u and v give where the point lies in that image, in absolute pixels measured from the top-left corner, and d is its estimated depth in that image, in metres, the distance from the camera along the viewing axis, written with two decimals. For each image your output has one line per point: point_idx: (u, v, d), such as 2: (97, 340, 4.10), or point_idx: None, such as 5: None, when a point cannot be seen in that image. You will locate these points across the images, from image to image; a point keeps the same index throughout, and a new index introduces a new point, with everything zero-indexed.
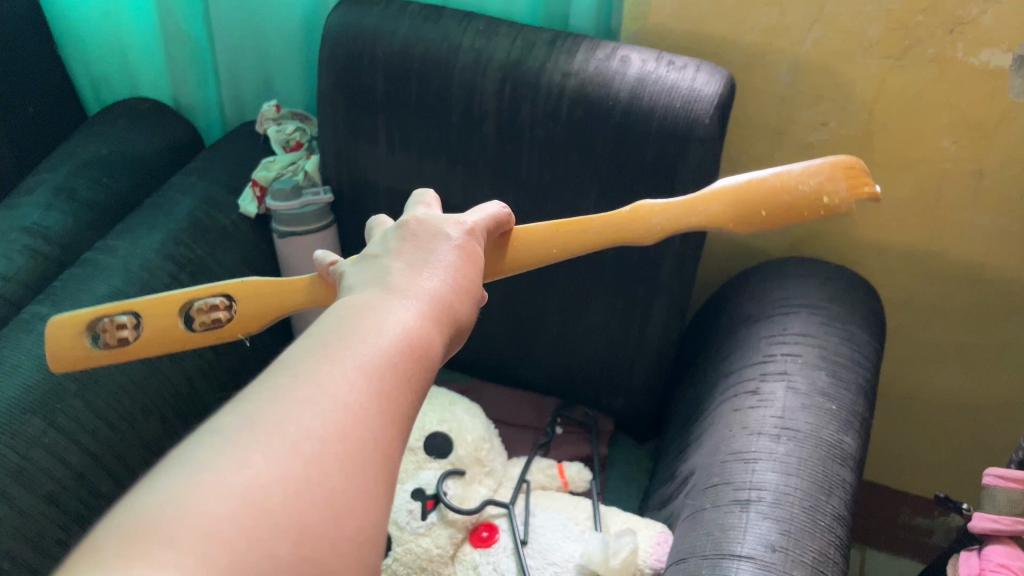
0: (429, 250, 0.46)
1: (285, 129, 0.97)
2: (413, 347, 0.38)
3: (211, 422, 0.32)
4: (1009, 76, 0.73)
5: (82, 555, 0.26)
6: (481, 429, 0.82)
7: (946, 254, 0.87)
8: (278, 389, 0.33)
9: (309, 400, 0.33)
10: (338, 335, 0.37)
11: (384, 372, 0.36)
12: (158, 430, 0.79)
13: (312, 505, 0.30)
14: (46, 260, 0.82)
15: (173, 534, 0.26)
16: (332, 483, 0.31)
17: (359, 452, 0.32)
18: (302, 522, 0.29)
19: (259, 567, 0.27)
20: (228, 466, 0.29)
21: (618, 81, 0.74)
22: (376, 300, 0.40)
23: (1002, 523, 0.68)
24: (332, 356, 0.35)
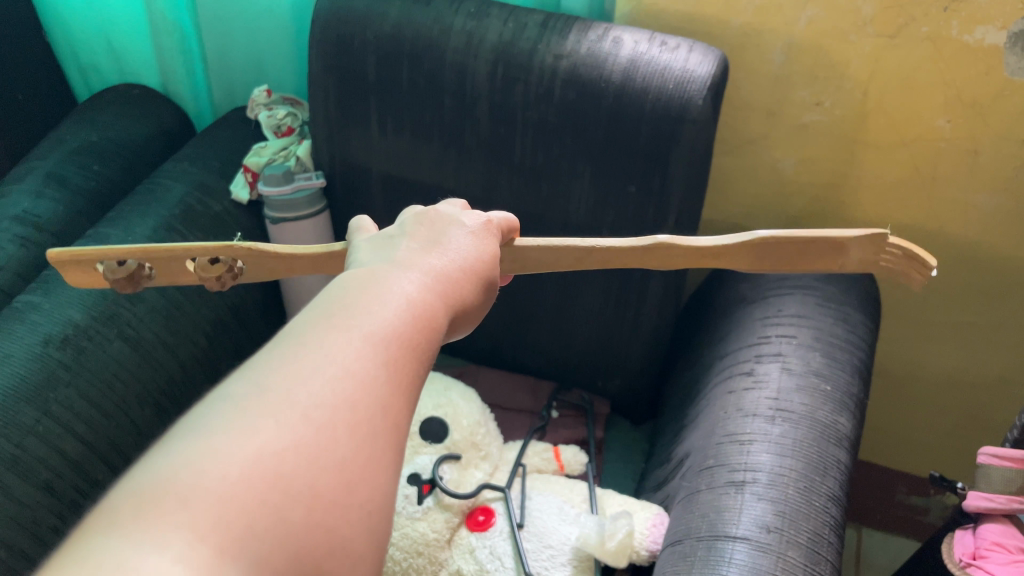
0: (445, 235, 0.47)
1: (277, 114, 0.96)
2: (419, 314, 0.38)
3: (218, 393, 0.32)
4: (1004, 55, 0.73)
5: (93, 520, 0.26)
6: (477, 413, 0.82)
7: (940, 233, 0.87)
8: (286, 358, 0.33)
9: (317, 367, 0.33)
10: (341, 303, 0.37)
11: (390, 338, 0.36)
12: (152, 417, 0.79)
13: (322, 471, 0.29)
14: (38, 249, 0.82)
15: (185, 496, 0.26)
16: (341, 451, 0.30)
17: (367, 421, 0.32)
18: (314, 487, 0.29)
19: (270, 533, 0.27)
20: (239, 432, 0.29)
21: (610, 62, 0.73)
22: (383, 271, 0.41)
23: (998, 502, 0.69)
24: (336, 324, 0.35)
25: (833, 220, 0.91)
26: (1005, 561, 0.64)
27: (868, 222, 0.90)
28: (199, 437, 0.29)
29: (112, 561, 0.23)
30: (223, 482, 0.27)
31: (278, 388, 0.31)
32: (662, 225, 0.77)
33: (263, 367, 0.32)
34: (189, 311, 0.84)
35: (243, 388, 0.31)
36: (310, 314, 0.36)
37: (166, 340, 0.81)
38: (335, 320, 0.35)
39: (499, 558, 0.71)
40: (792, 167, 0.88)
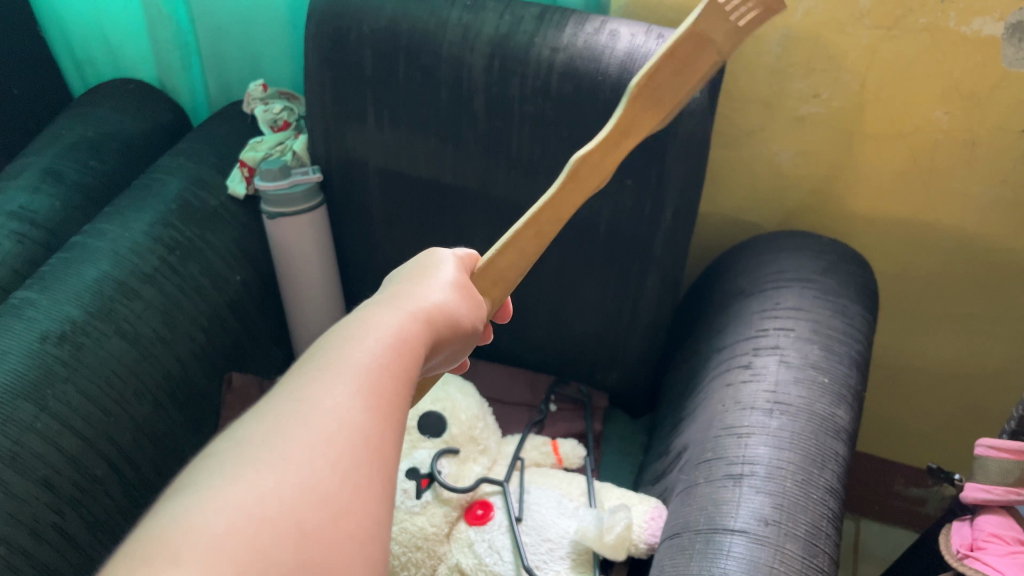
0: (429, 277, 0.48)
1: (272, 108, 0.96)
2: (401, 344, 0.39)
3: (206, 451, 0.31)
4: (1002, 45, 0.73)
5: None
6: (475, 407, 0.82)
7: (938, 225, 0.87)
8: (270, 410, 0.33)
9: (300, 414, 0.32)
10: (331, 346, 0.37)
11: (373, 372, 0.36)
12: (150, 413, 0.79)
13: (311, 509, 0.29)
14: (34, 245, 0.82)
15: (177, 551, 0.25)
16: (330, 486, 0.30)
17: (354, 454, 0.32)
18: (301, 525, 0.28)
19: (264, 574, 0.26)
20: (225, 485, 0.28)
21: (607, 56, 0.73)
22: (366, 308, 0.41)
23: (995, 493, 0.69)
24: (318, 365, 0.35)
25: (830, 212, 0.91)
26: (1003, 552, 0.65)
27: (867, 214, 0.90)
28: (189, 492, 0.28)
29: None
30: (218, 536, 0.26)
31: (266, 436, 0.31)
32: (659, 218, 0.77)
33: (255, 426, 0.32)
34: (186, 307, 0.84)
35: (234, 447, 0.31)
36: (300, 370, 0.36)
37: (164, 336, 0.81)
38: (322, 368, 0.35)
39: (498, 551, 0.71)
40: (789, 160, 0.88)
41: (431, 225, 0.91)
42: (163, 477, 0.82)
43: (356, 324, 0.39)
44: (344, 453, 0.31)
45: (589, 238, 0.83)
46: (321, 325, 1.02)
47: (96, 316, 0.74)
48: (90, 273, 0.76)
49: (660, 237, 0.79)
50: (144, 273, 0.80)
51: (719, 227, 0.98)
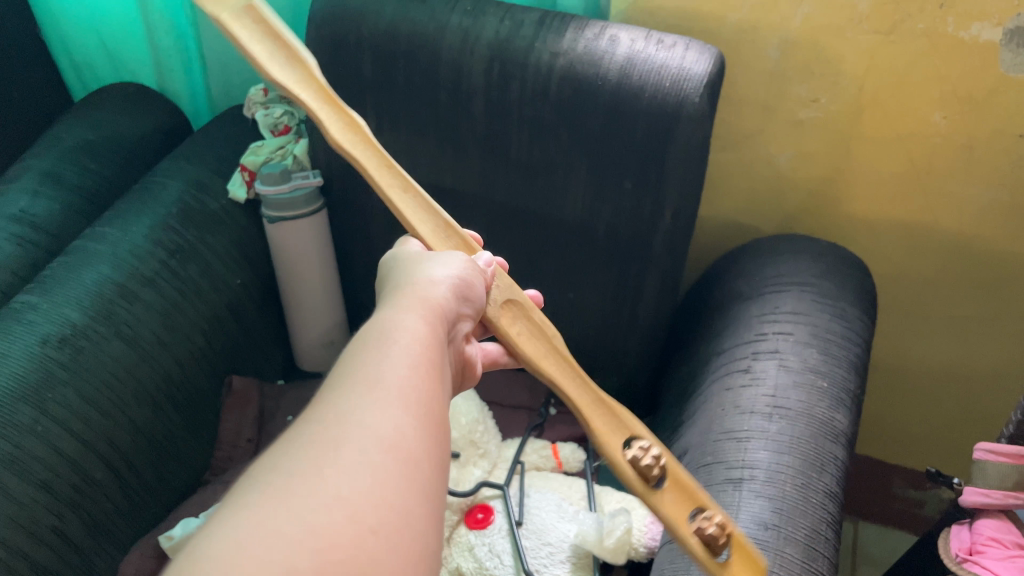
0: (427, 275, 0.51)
1: (274, 112, 0.96)
2: (429, 353, 0.41)
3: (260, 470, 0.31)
4: (999, 50, 0.73)
5: None
6: (475, 411, 0.82)
7: (936, 228, 0.88)
8: (319, 429, 0.33)
9: (350, 435, 0.33)
10: (373, 359, 0.38)
11: (411, 390, 0.37)
12: (150, 416, 0.79)
13: (376, 532, 0.30)
14: (34, 248, 0.82)
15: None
16: (390, 508, 0.31)
17: (405, 478, 0.33)
18: (370, 550, 0.29)
19: None
20: (294, 507, 0.29)
21: (607, 60, 0.73)
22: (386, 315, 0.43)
23: (994, 497, 0.69)
24: (361, 385, 0.36)
25: (829, 215, 0.92)
26: (1002, 556, 0.65)
27: (865, 218, 0.90)
28: (256, 514, 0.28)
29: None
30: (281, 561, 0.26)
31: (322, 453, 0.32)
32: (659, 222, 0.78)
33: (304, 439, 0.33)
34: (186, 310, 0.84)
35: (291, 457, 0.32)
36: (340, 384, 0.37)
37: (164, 339, 0.81)
38: (361, 386, 0.36)
39: (498, 555, 0.71)
40: (788, 162, 0.89)
41: None
42: (162, 480, 0.82)
43: (377, 336, 0.41)
44: (395, 482, 0.32)
45: (588, 242, 0.83)
46: (322, 327, 1.03)
47: (96, 319, 0.74)
48: (90, 276, 0.76)
49: (660, 241, 0.79)
50: (144, 276, 0.80)
51: (718, 230, 0.98)
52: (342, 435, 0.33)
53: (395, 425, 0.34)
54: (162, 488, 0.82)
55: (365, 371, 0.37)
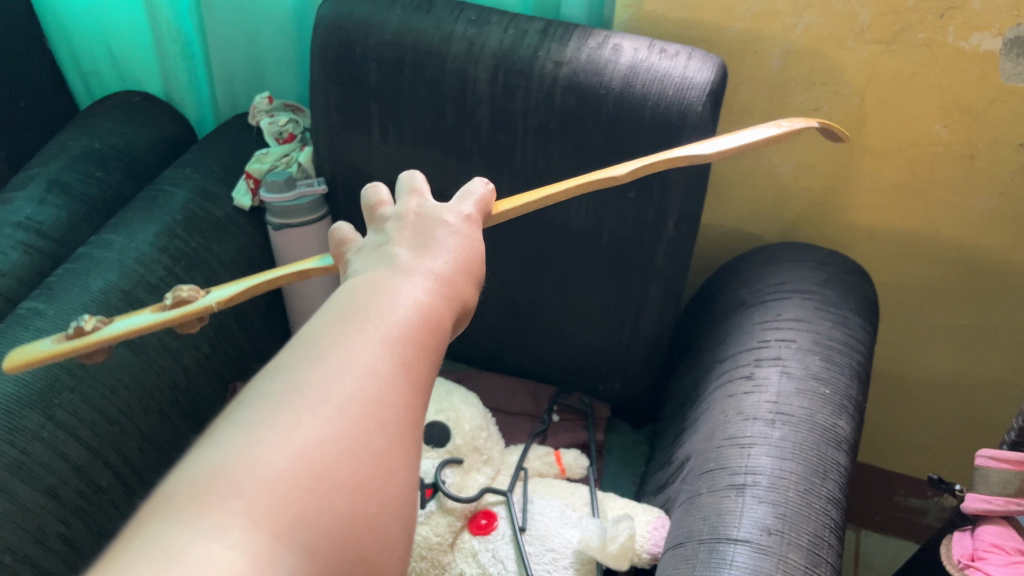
0: (437, 229, 0.45)
1: (278, 120, 0.97)
2: (426, 321, 0.39)
3: (254, 390, 0.34)
4: (999, 60, 0.74)
5: (155, 506, 0.28)
6: (479, 417, 0.82)
7: (938, 237, 0.88)
8: (312, 357, 0.35)
9: (341, 368, 0.34)
10: (354, 311, 0.38)
11: (406, 342, 0.37)
12: (155, 423, 0.79)
13: (360, 462, 0.32)
14: (41, 255, 0.82)
15: (240, 486, 0.29)
16: (374, 443, 0.33)
17: (391, 416, 0.34)
18: (355, 478, 0.31)
19: (318, 519, 0.29)
20: (281, 429, 0.31)
21: (611, 70, 0.74)
22: (389, 277, 0.41)
23: (995, 503, 0.69)
24: (355, 325, 0.37)
25: (831, 223, 0.92)
26: (1004, 562, 0.65)
27: (867, 226, 0.91)
28: (242, 434, 0.31)
29: (176, 542, 0.26)
30: (267, 474, 0.29)
31: (310, 381, 0.34)
32: (662, 229, 0.78)
33: (285, 368, 0.35)
34: None
35: (272, 387, 0.33)
36: (327, 316, 0.38)
37: (169, 346, 0.81)
38: (354, 324, 0.37)
39: (501, 561, 0.72)
40: (789, 171, 0.89)
41: None
42: None
43: (375, 277, 0.41)
44: (378, 417, 0.34)
45: (592, 250, 0.84)
46: None
47: None
48: (97, 283, 0.77)
49: (663, 248, 0.79)
50: (150, 284, 0.80)
51: (720, 238, 0.99)
52: (321, 364, 0.34)
53: (376, 355, 0.36)
54: None
55: (353, 306, 0.38)
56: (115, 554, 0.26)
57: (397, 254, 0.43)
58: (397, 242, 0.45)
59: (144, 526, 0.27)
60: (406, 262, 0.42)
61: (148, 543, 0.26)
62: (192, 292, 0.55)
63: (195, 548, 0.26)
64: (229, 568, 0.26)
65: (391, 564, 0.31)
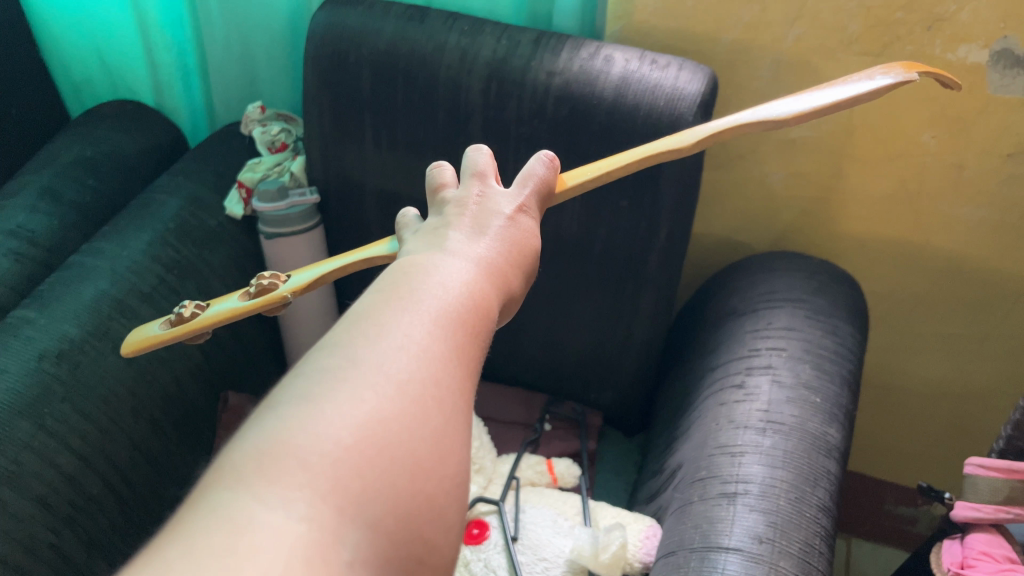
0: (491, 215, 0.47)
1: (271, 130, 0.97)
2: (478, 304, 0.40)
3: (313, 364, 0.35)
4: (987, 71, 0.74)
5: (220, 477, 0.29)
6: (471, 426, 0.83)
7: (927, 246, 0.89)
8: (369, 333, 0.36)
9: (401, 346, 0.35)
10: (408, 287, 0.39)
11: (458, 325, 0.38)
12: (146, 432, 0.79)
13: (419, 441, 0.33)
14: (32, 263, 0.82)
15: (304, 458, 0.30)
16: (432, 422, 0.34)
17: (448, 396, 0.35)
18: (414, 456, 0.32)
19: (379, 495, 0.30)
20: (344, 403, 0.32)
21: (603, 80, 0.74)
22: (440, 258, 0.42)
23: (985, 511, 0.69)
24: (409, 305, 0.38)
25: (821, 233, 0.93)
26: (994, 570, 0.66)
27: (856, 236, 0.91)
28: (306, 404, 0.32)
29: (244, 514, 0.27)
30: (330, 446, 0.30)
31: (370, 357, 0.34)
32: (654, 238, 0.78)
33: (344, 340, 0.36)
34: None
35: (331, 359, 0.34)
36: (384, 293, 0.39)
37: (161, 354, 0.81)
38: (408, 305, 0.38)
39: (493, 571, 0.71)
40: (780, 180, 0.90)
41: None
42: (159, 496, 0.82)
43: (429, 256, 0.43)
44: (436, 398, 0.34)
45: (584, 259, 0.84)
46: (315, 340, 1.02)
47: (93, 335, 0.75)
48: (89, 291, 0.77)
49: (656, 257, 0.80)
50: (142, 292, 0.80)
51: (711, 248, 0.99)
52: (376, 340, 0.35)
53: (431, 334, 0.37)
54: (160, 504, 0.82)
55: (407, 284, 0.40)
56: (184, 520, 0.28)
57: (452, 236, 0.45)
58: (454, 221, 0.46)
59: (212, 494, 0.29)
60: (461, 246, 0.44)
61: (213, 513, 0.28)
62: (272, 279, 0.59)
63: (262, 517, 0.27)
64: (290, 538, 0.27)
65: (448, 541, 0.32)
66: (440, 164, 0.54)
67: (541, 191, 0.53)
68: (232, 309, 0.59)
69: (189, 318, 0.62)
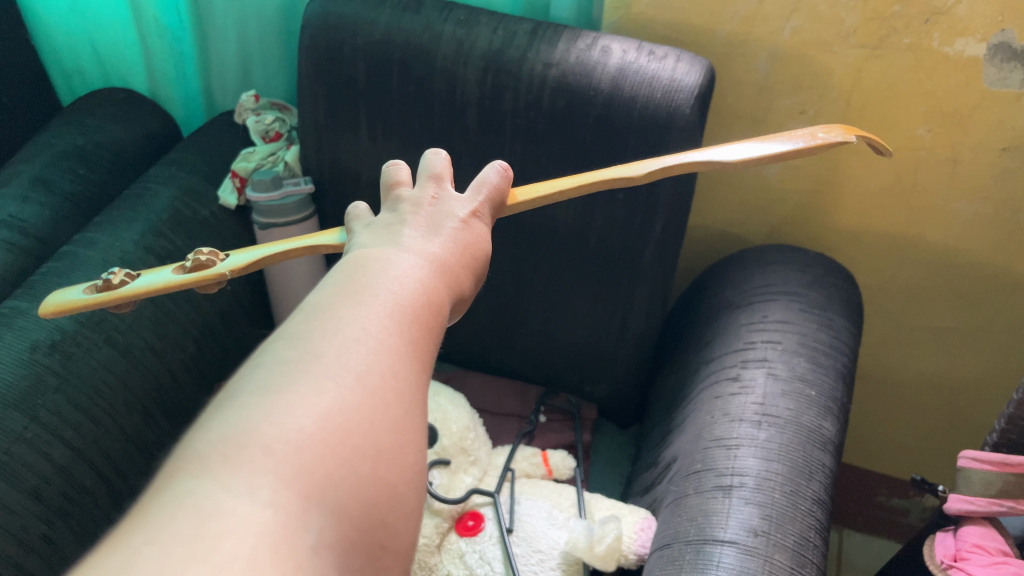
0: (444, 215, 0.47)
1: (264, 119, 0.96)
2: (431, 300, 0.40)
3: (268, 355, 0.34)
4: (983, 65, 0.74)
5: (181, 466, 0.29)
6: (466, 418, 0.82)
7: (922, 239, 0.89)
8: (325, 324, 0.36)
9: (356, 337, 0.35)
10: (363, 279, 0.39)
11: (412, 317, 0.38)
12: (139, 423, 0.78)
13: (378, 430, 0.33)
14: (24, 253, 0.81)
15: (267, 446, 0.29)
16: (390, 412, 0.34)
17: (403, 387, 0.35)
18: (373, 445, 0.32)
19: (341, 484, 0.30)
20: (302, 394, 0.32)
21: (599, 71, 0.74)
22: (394, 251, 0.42)
23: (978, 504, 0.70)
24: (364, 296, 0.38)
25: (816, 226, 0.93)
26: (986, 563, 0.66)
27: (851, 229, 0.91)
28: (267, 395, 0.31)
29: (208, 501, 0.27)
30: (290, 433, 0.30)
31: (327, 347, 0.34)
32: (651, 230, 0.78)
33: (301, 332, 0.35)
34: (176, 317, 0.84)
35: (290, 352, 0.34)
36: (341, 287, 0.39)
37: (154, 345, 0.81)
38: (363, 297, 0.38)
39: (487, 562, 0.71)
40: (776, 173, 0.90)
41: None
42: None
43: (384, 250, 0.42)
44: (392, 388, 0.34)
45: (579, 251, 0.84)
46: None
47: (86, 326, 0.74)
48: (81, 281, 0.76)
49: (651, 250, 0.80)
50: None
51: (706, 240, 0.99)
52: (336, 332, 0.35)
53: (388, 327, 0.36)
54: None
55: (363, 278, 0.39)
56: (147, 509, 0.27)
57: (406, 234, 0.44)
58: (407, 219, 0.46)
59: (175, 479, 0.28)
60: (416, 242, 0.44)
61: (180, 498, 0.27)
62: (209, 257, 0.58)
63: (229, 504, 0.27)
64: (260, 524, 0.27)
65: (406, 528, 0.32)
66: (397, 162, 0.54)
67: (494, 197, 0.52)
68: (162, 280, 0.57)
69: (116, 284, 0.59)
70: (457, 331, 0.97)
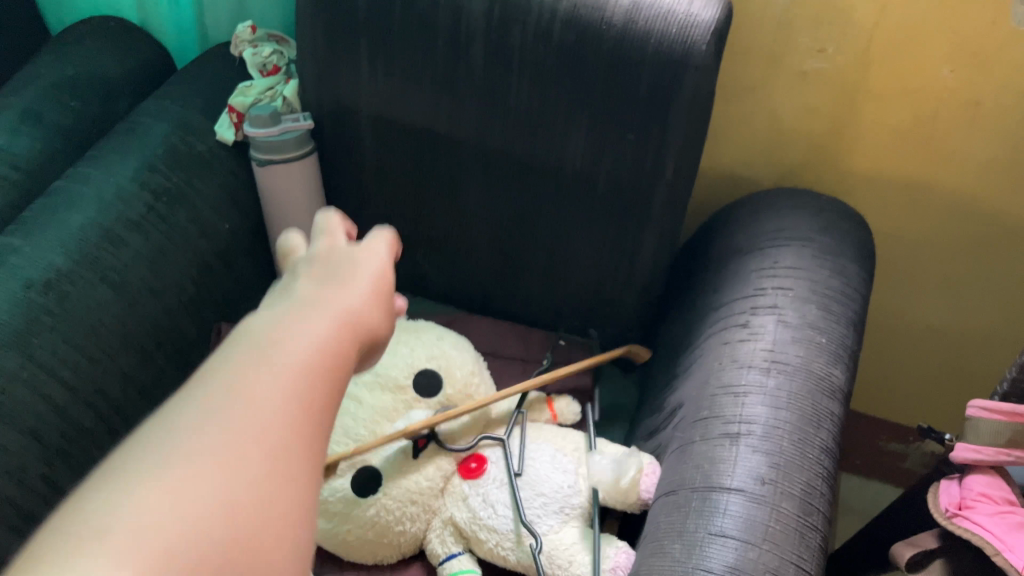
0: (348, 270, 0.43)
1: (262, 52, 0.93)
2: (327, 352, 0.36)
3: (135, 435, 0.31)
4: (1012, 3, 0.71)
5: (22, 561, 0.25)
6: (470, 362, 0.81)
7: (937, 184, 0.87)
8: (203, 398, 0.32)
9: (225, 420, 0.31)
10: (255, 340, 0.35)
11: (301, 378, 0.34)
12: (139, 363, 0.77)
13: (242, 492, 0.29)
14: (15, 187, 0.80)
15: (109, 532, 0.26)
16: (254, 470, 0.30)
17: (272, 434, 0.32)
18: (230, 501, 0.29)
19: (196, 556, 0.27)
20: (156, 469, 0.28)
21: (612, 5, 0.71)
22: (293, 308, 0.38)
23: (985, 453, 0.69)
24: (249, 363, 0.34)
25: (830, 169, 0.90)
26: (992, 512, 0.66)
27: (865, 173, 0.89)
28: (114, 481, 0.28)
29: None
30: (141, 520, 0.27)
31: (187, 423, 0.30)
32: (661, 172, 0.76)
33: (171, 409, 0.31)
34: (174, 255, 0.82)
35: (151, 434, 0.30)
36: (209, 363, 0.34)
37: (152, 285, 0.79)
38: (245, 365, 0.34)
39: (493, 506, 0.71)
40: (790, 114, 0.87)
41: (424, 175, 0.89)
42: None
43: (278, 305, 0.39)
44: (254, 440, 0.31)
45: (587, 193, 0.82)
46: None
47: (80, 264, 0.72)
48: (75, 218, 0.74)
49: (661, 193, 0.78)
50: (130, 221, 0.78)
51: (716, 183, 0.97)
52: (196, 412, 0.31)
53: (275, 395, 0.33)
54: None
55: (245, 343, 0.35)
56: None
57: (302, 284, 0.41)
58: (311, 273, 0.42)
59: (16, 566, 0.25)
60: (312, 294, 0.40)
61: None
62: None
63: None
64: None
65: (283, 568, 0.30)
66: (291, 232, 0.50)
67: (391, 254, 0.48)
68: None
69: None
70: (460, 272, 0.95)
